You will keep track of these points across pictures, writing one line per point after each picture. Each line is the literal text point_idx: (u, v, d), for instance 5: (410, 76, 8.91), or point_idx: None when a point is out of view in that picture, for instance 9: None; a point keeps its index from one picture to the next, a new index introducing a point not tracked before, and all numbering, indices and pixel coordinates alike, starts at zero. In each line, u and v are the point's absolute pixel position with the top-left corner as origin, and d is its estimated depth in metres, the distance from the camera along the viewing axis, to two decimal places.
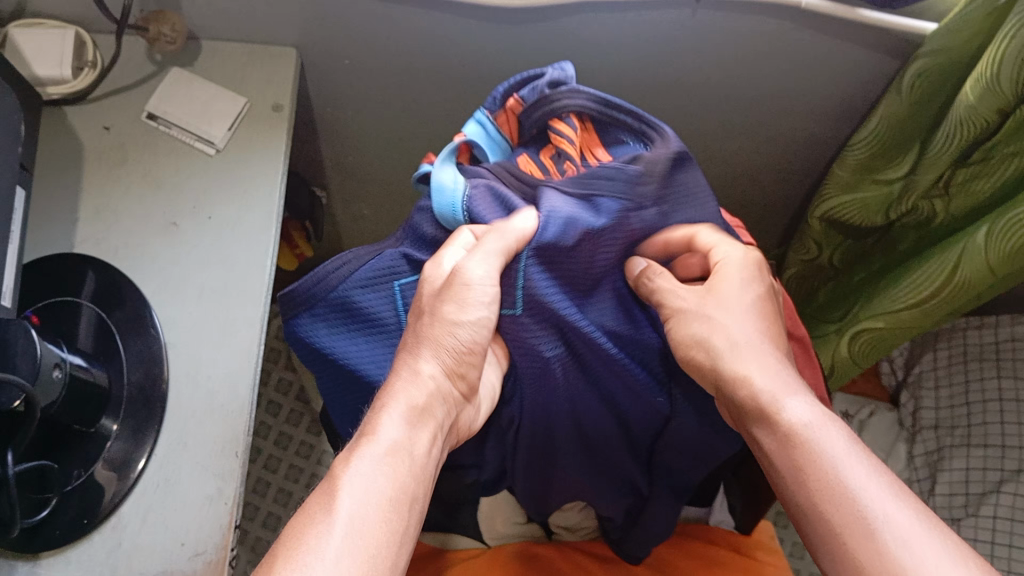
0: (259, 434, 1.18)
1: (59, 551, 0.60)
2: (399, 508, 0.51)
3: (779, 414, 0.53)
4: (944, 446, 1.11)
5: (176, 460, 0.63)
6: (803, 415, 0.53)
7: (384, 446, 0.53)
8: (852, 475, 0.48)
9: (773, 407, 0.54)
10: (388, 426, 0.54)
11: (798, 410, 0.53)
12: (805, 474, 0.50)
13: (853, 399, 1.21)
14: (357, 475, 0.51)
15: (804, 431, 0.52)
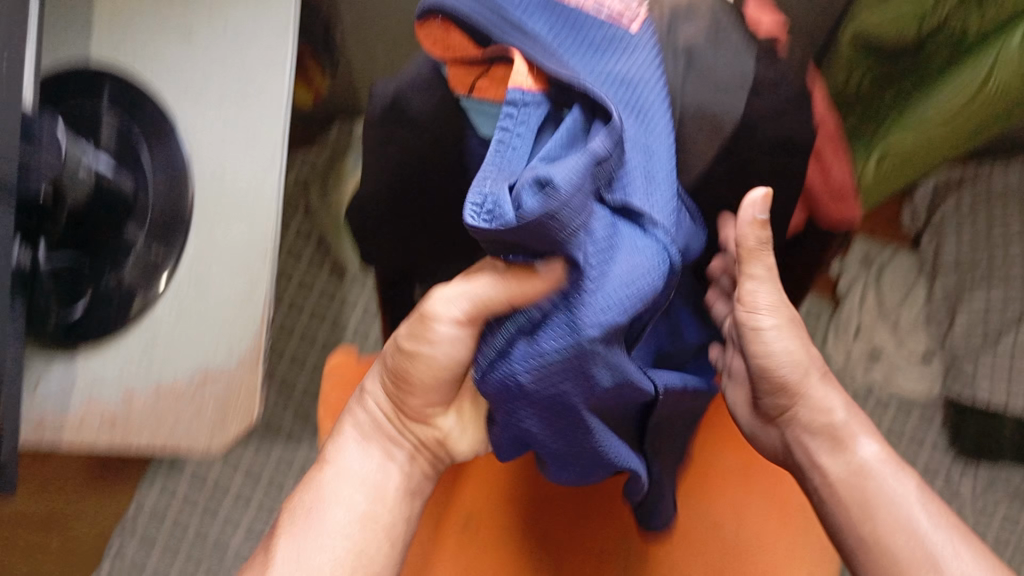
0: (281, 281, 1.19)
1: (96, 347, 0.62)
2: (365, 530, 0.59)
3: (842, 453, 0.60)
4: (966, 280, 1.13)
5: (205, 268, 0.63)
6: (866, 458, 0.60)
7: (341, 504, 0.59)
8: (927, 531, 0.56)
9: (842, 435, 0.61)
10: (348, 457, 0.62)
11: (863, 455, 0.60)
12: (873, 508, 0.58)
13: (872, 241, 1.20)
14: (339, 477, 0.61)
15: (863, 474, 0.59)
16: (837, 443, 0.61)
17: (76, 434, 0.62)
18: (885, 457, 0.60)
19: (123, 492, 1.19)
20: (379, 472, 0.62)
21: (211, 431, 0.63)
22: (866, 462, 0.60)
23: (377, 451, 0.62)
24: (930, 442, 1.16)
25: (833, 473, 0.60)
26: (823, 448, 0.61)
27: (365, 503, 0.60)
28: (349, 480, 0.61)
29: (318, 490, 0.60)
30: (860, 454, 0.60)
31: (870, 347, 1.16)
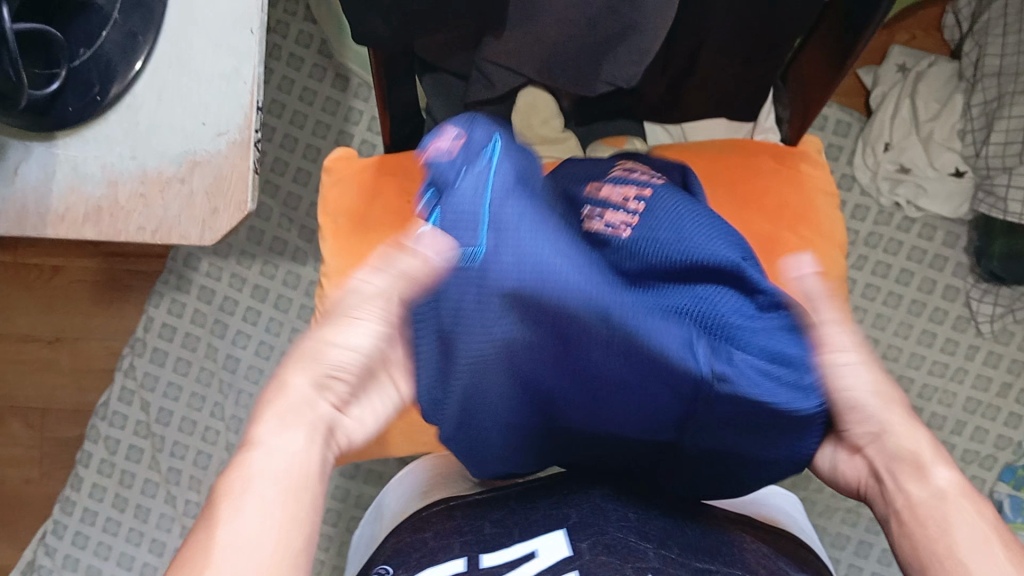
0: (281, 89, 1.12)
1: (74, 130, 0.58)
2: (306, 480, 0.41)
3: (909, 474, 0.46)
4: (1006, 94, 1.03)
5: (187, 38, 0.58)
6: (944, 486, 0.44)
7: (266, 449, 0.41)
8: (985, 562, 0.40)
9: (920, 464, 0.46)
10: (288, 436, 0.42)
11: (939, 480, 0.45)
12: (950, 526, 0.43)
13: (910, 52, 1.11)
14: (267, 448, 0.41)
15: (946, 514, 0.43)
16: (915, 466, 0.46)
17: (61, 228, 0.58)
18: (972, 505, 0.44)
19: (131, 306, 1.17)
20: (296, 437, 0.42)
21: (204, 223, 0.58)
22: (945, 489, 0.44)
23: (311, 437, 0.43)
24: (954, 262, 1.12)
25: (914, 495, 0.45)
26: (903, 475, 0.46)
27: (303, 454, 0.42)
28: (277, 424, 0.42)
29: (257, 450, 0.41)
30: (936, 481, 0.45)
31: (899, 162, 1.10)
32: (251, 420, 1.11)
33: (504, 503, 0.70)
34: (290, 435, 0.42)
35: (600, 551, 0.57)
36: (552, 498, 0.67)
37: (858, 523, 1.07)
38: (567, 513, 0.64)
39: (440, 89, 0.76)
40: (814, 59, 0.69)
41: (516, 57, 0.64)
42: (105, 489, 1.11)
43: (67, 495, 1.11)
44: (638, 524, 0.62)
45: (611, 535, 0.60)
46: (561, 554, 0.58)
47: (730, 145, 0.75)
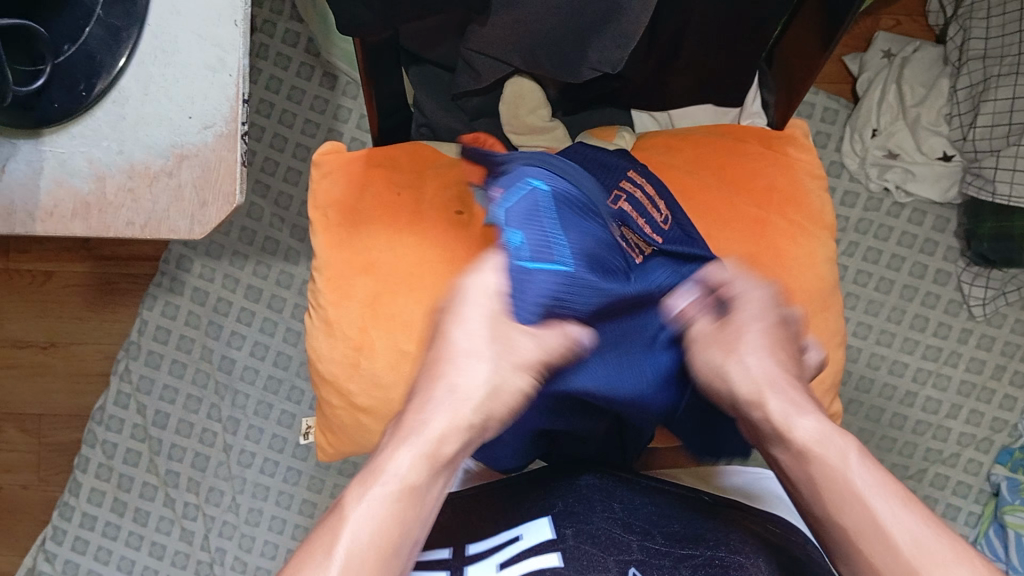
0: (269, 88, 1.12)
1: (60, 126, 0.58)
2: (413, 501, 0.48)
3: (792, 431, 0.53)
4: (992, 77, 1.04)
5: (171, 31, 0.58)
6: (812, 433, 0.53)
7: (393, 479, 0.48)
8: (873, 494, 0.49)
9: (784, 422, 0.54)
10: (400, 458, 0.49)
11: (807, 430, 0.53)
12: (826, 484, 0.51)
13: (895, 37, 1.12)
14: (390, 473, 0.49)
15: (838, 472, 0.51)
16: (783, 425, 0.54)
17: (49, 223, 0.58)
18: (829, 433, 0.53)
19: (125, 309, 1.17)
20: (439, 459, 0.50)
21: (192, 215, 0.58)
22: (807, 444, 0.53)
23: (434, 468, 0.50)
24: (945, 246, 1.12)
25: (786, 456, 0.54)
26: (775, 439, 0.55)
27: (411, 476, 0.49)
28: (421, 457, 0.49)
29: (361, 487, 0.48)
30: (799, 438, 0.53)
31: (887, 147, 1.11)
32: (248, 421, 1.11)
33: (498, 494, 0.71)
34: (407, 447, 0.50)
35: (584, 538, 0.59)
36: (542, 489, 0.69)
37: None
38: (555, 504, 0.65)
39: (429, 81, 0.77)
40: (797, 40, 0.69)
41: (501, 46, 0.65)
42: (103, 493, 1.11)
43: (65, 500, 1.11)
44: (623, 517, 0.64)
45: (595, 523, 0.62)
46: (545, 538, 0.60)
47: (717, 130, 0.76)
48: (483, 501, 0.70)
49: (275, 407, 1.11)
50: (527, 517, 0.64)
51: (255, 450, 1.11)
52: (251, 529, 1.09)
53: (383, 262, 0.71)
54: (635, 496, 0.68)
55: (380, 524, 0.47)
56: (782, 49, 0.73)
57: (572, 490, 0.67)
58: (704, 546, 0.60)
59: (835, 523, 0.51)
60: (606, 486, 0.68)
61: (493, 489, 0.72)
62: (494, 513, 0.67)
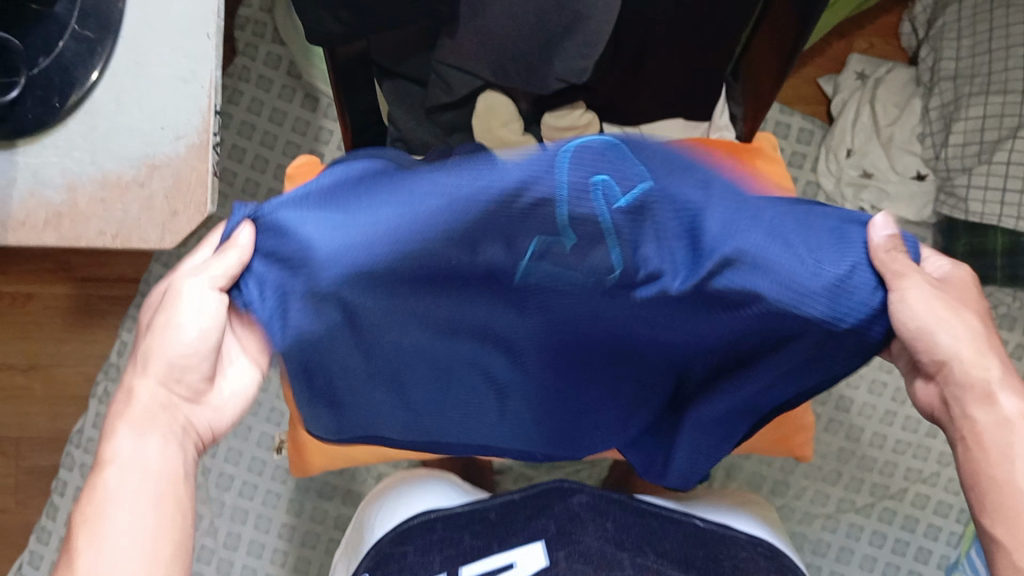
0: (250, 110, 1.12)
1: (34, 137, 0.60)
2: (171, 482, 0.47)
3: (977, 410, 0.48)
4: (962, 96, 1.05)
5: (143, 42, 0.60)
6: (1008, 411, 0.47)
7: (136, 464, 0.47)
8: None
9: (989, 388, 0.48)
10: (148, 443, 0.48)
11: (1005, 408, 0.47)
12: (1010, 452, 0.46)
13: (868, 59, 1.14)
14: (120, 462, 0.46)
15: (995, 432, 0.47)
16: (986, 395, 0.48)
17: (21, 232, 0.59)
18: (1009, 410, 0.47)
19: (103, 331, 1.16)
20: (154, 450, 0.48)
21: (163, 225, 0.60)
22: (1010, 418, 0.47)
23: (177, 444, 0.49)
24: None
25: (980, 422, 0.48)
26: (967, 400, 0.49)
27: (168, 461, 0.48)
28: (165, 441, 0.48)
29: (112, 475, 0.46)
30: (1002, 407, 0.47)
31: (862, 167, 1.10)
32: (228, 443, 1.08)
33: (487, 512, 0.70)
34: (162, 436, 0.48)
35: (575, 560, 0.62)
36: (535, 505, 0.70)
37: (837, 528, 1.05)
38: (547, 525, 0.66)
39: (398, 94, 0.77)
40: (761, 55, 0.71)
41: (470, 59, 0.67)
42: None
43: (43, 523, 1.10)
44: (616, 534, 0.66)
45: (587, 543, 0.64)
46: (539, 565, 0.62)
47: (690, 142, 0.76)
48: (472, 519, 0.70)
49: (255, 429, 1.08)
50: (521, 538, 0.65)
51: (235, 473, 1.07)
52: (229, 554, 1.06)
53: None
54: (630, 516, 0.69)
55: (131, 540, 0.44)
56: (746, 61, 0.75)
57: (564, 508, 0.68)
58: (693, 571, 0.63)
59: (997, 486, 0.46)
60: (599, 503, 0.69)
61: (479, 509, 0.71)
62: (487, 534, 0.67)
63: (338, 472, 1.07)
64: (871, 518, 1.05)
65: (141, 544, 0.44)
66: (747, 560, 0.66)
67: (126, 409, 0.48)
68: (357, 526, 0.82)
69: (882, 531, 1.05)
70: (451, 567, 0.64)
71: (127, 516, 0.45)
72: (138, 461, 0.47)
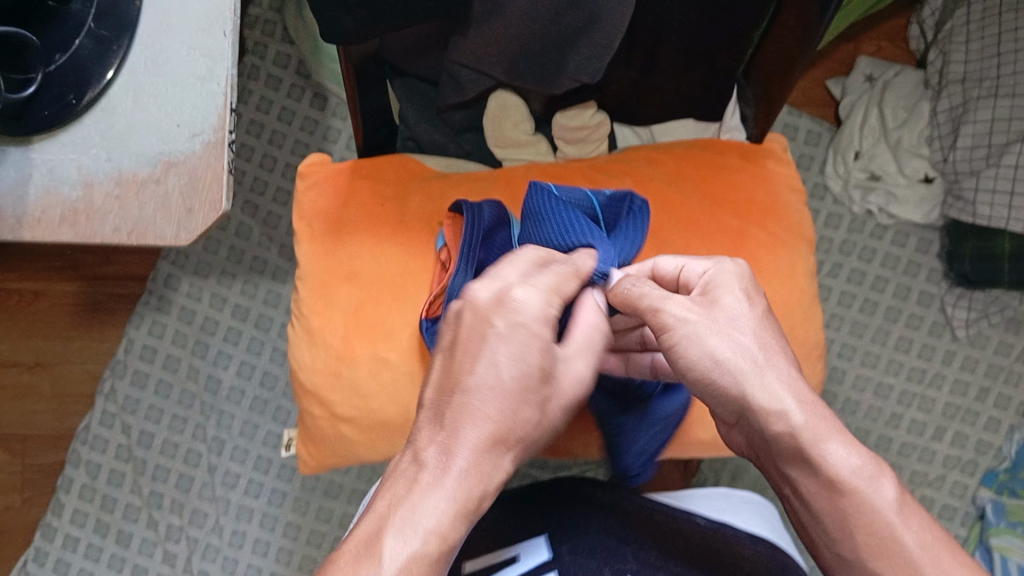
0: (259, 110, 1.12)
1: (51, 134, 0.61)
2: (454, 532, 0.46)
3: (819, 462, 0.49)
4: (971, 99, 1.05)
5: (161, 40, 0.61)
6: (844, 462, 0.49)
7: (437, 503, 0.46)
8: (906, 528, 0.48)
9: (808, 444, 0.50)
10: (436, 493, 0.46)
11: (838, 457, 0.49)
12: (860, 525, 0.49)
13: (876, 62, 1.13)
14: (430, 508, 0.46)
15: (847, 487, 0.49)
16: (798, 450, 0.50)
17: (36, 230, 0.60)
18: (863, 456, 0.50)
19: (111, 328, 1.16)
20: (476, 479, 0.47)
21: (179, 222, 0.60)
22: (844, 470, 0.49)
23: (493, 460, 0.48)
24: (928, 268, 1.12)
25: (806, 484, 0.51)
26: (794, 467, 0.51)
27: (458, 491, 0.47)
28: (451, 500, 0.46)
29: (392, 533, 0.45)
30: (831, 459, 0.49)
31: (870, 170, 1.10)
32: (235, 441, 1.09)
33: (491, 506, 0.70)
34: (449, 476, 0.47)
35: (577, 553, 0.64)
36: (536, 502, 0.69)
37: None
38: (549, 520, 0.67)
39: (411, 94, 0.79)
40: (774, 54, 0.71)
41: (483, 59, 0.68)
42: (87, 514, 1.08)
43: (49, 521, 1.08)
44: (620, 528, 0.67)
45: (589, 536, 0.65)
46: (542, 558, 0.63)
47: (702, 142, 0.77)
48: (476, 513, 0.70)
49: (262, 427, 1.09)
50: (523, 532, 0.66)
51: (241, 471, 1.08)
52: (234, 552, 1.06)
53: (366, 270, 0.73)
54: (633, 513, 0.68)
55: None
56: (760, 64, 0.75)
57: (567, 505, 0.68)
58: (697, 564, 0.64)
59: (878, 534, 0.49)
60: (602, 497, 0.69)
61: (484, 502, 0.71)
62: (491, 528, 0.68)
63: (344, 471, 1.07)
64: None
65: None
66: (750, 560, 0.65)
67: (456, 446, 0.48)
68: None
69: None
70: (455, 562, 0.65)
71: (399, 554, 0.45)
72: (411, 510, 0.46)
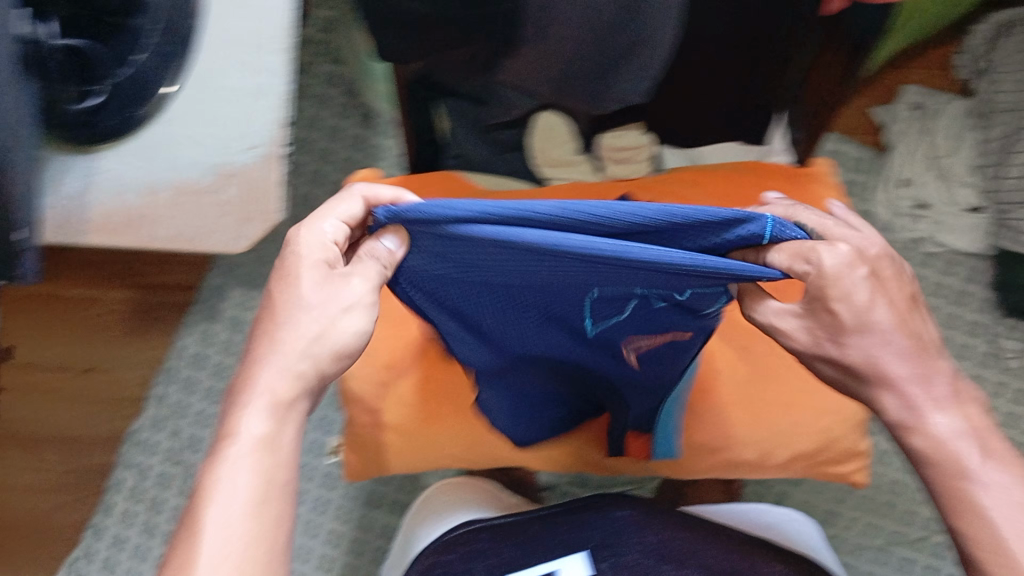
0: (309, 129, 1.16)
1: (112, 144, 0.63)
2: (288, 466, 0.49)
3: (916, 436, 0.51)
4: (1022, 127, 1.04)
5: (221, 58, 0.64)
6: (947, 430, 0.51)
7: (247, 441, 0.48)
8: (1003, 492, 0.48)
9: (910, 422, 0.52)
10: (252, 419, 0.48)
11: (941, 428, 0.51)
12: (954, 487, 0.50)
13: (923, 91, 1.14)
14: (244, 438, 0.48)
15: (944, 453, 0.50)
16: (905, 421, 0.52)
17: (101, 234, 0.63)
18: (972, 421, 0.51)
19: (162, 336, 1.19)
20: (281, 431, 0.49)
21: (236, 232, 0.65)
22: (944, 439, 0.50)
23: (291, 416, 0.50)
24: (981, 299, 1.08)
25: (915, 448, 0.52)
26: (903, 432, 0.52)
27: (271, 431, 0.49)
28: (265, 412, 0.49)
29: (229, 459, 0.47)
30: (936, 429, 0.51)
31: (916, 198, 1.09)
32: None
33: (530, 524, 0.70)
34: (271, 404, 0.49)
35: (620, 573, 0.64)
36: (574, 519, 0.69)
37: (889, 562, 1.03)
38: (588, 536, 0.67)
39: (458, 113, 0.80)
40: (820, 76, 0.70)
41: (528, 76, 0.68)
42: (136, 514, 1.10)
43: (96, 521, 1.11)
44: (658, 543, 0.67)
45: (630, 556, 0.65)
46: (582, 575, 0.63)
47: (746, 165, 0.78)
48: (516, 528, 0.70)
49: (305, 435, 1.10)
50: (561, 547, 0.66)
51: None
52: None
53: None
54: (674, 525, 0.68)
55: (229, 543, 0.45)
56: (806, 90, 0.76)
57: (606, 521, 0.68)
58: None
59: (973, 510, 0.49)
60: (641, 513, 0.69)
61: (524, 519, 0.71)
62: (528, 543, 0.68)
63: (385, 483, 1.09)
64: (924, 552, 1.03)
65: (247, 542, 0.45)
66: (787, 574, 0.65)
67: (255, 395, 0.49)
68: (405, 531, 0.82)
69: (936, 566, 1.02)
70: None
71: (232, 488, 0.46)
72: (250, 438, 0.48)
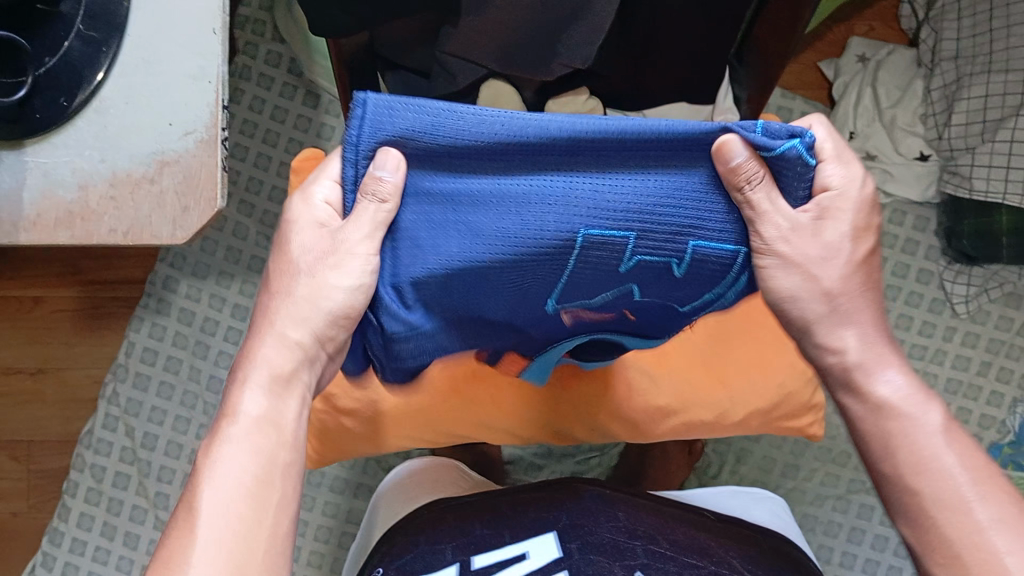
0: (252, 108, 1.12)
1: (44, 137, 0.61)
2: (292, 446, 0.51)
3: (869, 389, 0.55)
4: (964, 76, 1.05)
5: (151, 41, 0.61)
6: (897, 389, 0.54)
7: (247, 419, 0.50)
8: (942, 453, 0.52)
9: (859, 381, 0.55)
10: (249, 399, 0.51)
11: (891, 384, 0.54)
12: (894, 447, 0.53)
13: (868, 42, 1.13)
14: (242, 416, 0.50)
15: (890, 409, 0.54)
16: (848, 380, 0.55)
17: (34, 233, 0.60)
18: (917, 384, 0.55)
19: (110, 332, 1.16)
20: (289, 412, 0.52)
21: (174, 220, 0.61)
22: (893, 395, 0.54)
23: (290, 398, 0.52)
24: (925, 245, 1.11)
25: (855, 409, 0.55)
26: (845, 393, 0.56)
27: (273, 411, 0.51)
28: (263, 394, 0.51)
29: (221, 446, 0.49)
30: (882, 389, 0.54)
31: (865, 150, 1.10)
32: None
33: (499, 501, 0.70)
34: (271, 385, 0.52)
35: (590, 550, 0.63)
36: (544, 499, 0.69)
37: (848, 510, 1.05)
38: (557, 517, 0.67)
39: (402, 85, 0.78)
40: (768, 31, 0.70)
41: (472, 46, 0.67)
42: (94, 518, 1.08)
43: (55, 526, 1.09)
44: (630, 523, 0.66)
45: (599, 534, 0.64)
46: (552, 556, 0.63)
47: None
48: (484, 507, 0.70)
49: None
50: (531, 529, 0.66)
51: None
52: None
53: None
54: (642, 506, 0.68)
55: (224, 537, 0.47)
56: (752, 44, 0.74)
57: (576, 503, 0.68)
58: (708, 559, 0.63)
59: (907, 480, 0.52)
60: (614, 495, 0.69)
61: (493, 496, 0.71)
62: (498, 523, 0.67)
63: (349, 466, 1.08)
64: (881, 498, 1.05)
65: (245, 525, 0.47)
66: (755, 551, 0.66)
67: (250, 373, 0.52)
68: (372, 516, 0.82)
69: None
70: (463, 556, 0.65)
71: (233, 461, 0.49)
72: (250, 416, 0.50)
